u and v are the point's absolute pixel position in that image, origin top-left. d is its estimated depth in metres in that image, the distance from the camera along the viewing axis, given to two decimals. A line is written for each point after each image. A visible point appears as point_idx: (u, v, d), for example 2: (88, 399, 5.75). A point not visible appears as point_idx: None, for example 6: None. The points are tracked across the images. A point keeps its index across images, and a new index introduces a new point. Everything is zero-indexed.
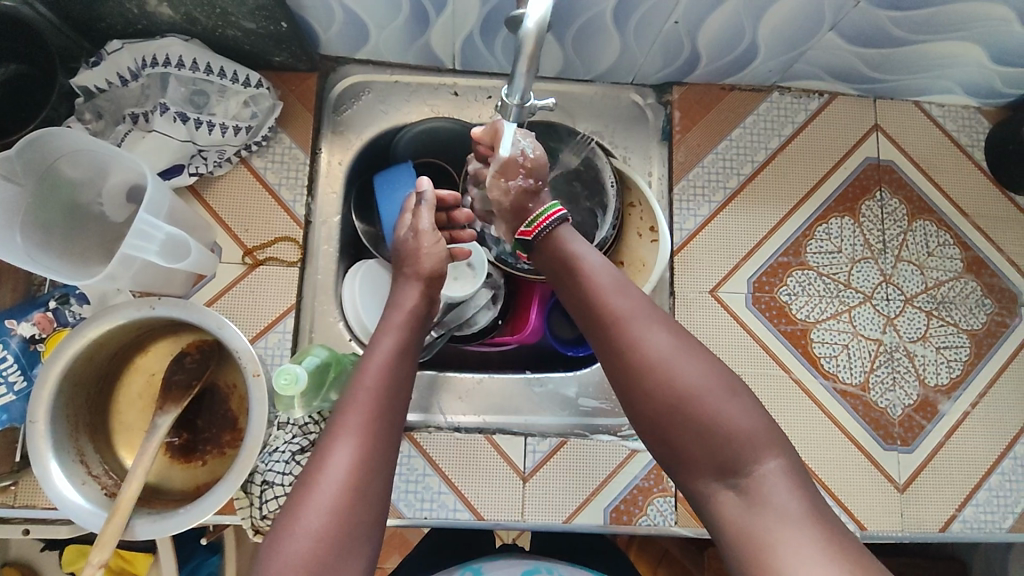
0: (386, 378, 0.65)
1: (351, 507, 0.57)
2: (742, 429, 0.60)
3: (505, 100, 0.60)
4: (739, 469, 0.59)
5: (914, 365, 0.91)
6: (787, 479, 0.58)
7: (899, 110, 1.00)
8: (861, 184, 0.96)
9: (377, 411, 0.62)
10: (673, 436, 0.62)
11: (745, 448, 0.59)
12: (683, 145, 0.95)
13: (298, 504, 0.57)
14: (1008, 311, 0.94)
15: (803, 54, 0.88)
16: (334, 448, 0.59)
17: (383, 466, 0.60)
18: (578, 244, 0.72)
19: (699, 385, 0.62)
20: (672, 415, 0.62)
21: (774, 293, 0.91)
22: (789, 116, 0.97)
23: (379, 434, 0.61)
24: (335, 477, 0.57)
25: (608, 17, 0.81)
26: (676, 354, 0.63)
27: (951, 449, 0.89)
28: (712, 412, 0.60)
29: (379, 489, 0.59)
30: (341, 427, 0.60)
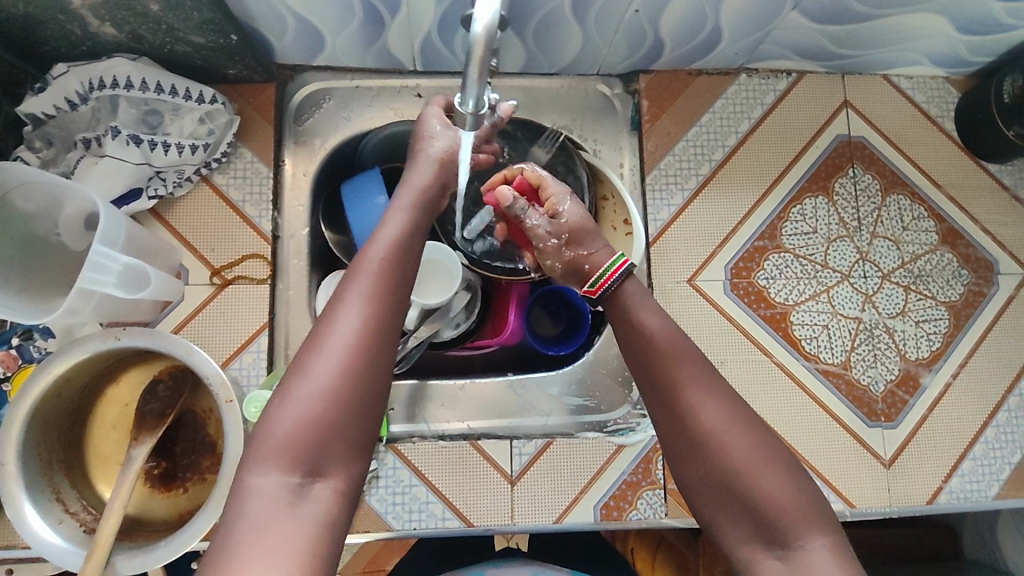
0: (393, 263, 0.63)
1: (345, 391, 0.56)
2: (788, 497, 0.58)
3: (461, 108, 0.58)
4: (783, 538, 0.57)
5: (894, 340, 0.91)
6: (831, 552, 0.56)
7: (868, 84, 0.98)
8: (833, 163, 0.96)
9: (381, 295, 0.61)
10: (716, 495, 0.60)
11: (790, 519, 0.57)
12: (653, 134, 0.94)
13: (303, 366, 0.57)
14: (985, 279, 0.95)
15: (768, 36, 0.87)
16: (334, 324, 0.59)
17: (386, 352, 0.59)
18: (642, 304, 0.70)
19: (749, 449, 0.60)
20: (717, 476, 0.60)
21: (751, 278, 0.91)
22: (757, 98, 0.96)
23: (388, 311, 0.60)
24: (334, 354, 0.57)
25: (567, 10, 0.79)
26: (729, 423, 0.61)
27: (934, 422, 0.90)
28: (757, 474, 0.59)
29: (377, 374, 0.58)
30: (349, 297, 0.60)
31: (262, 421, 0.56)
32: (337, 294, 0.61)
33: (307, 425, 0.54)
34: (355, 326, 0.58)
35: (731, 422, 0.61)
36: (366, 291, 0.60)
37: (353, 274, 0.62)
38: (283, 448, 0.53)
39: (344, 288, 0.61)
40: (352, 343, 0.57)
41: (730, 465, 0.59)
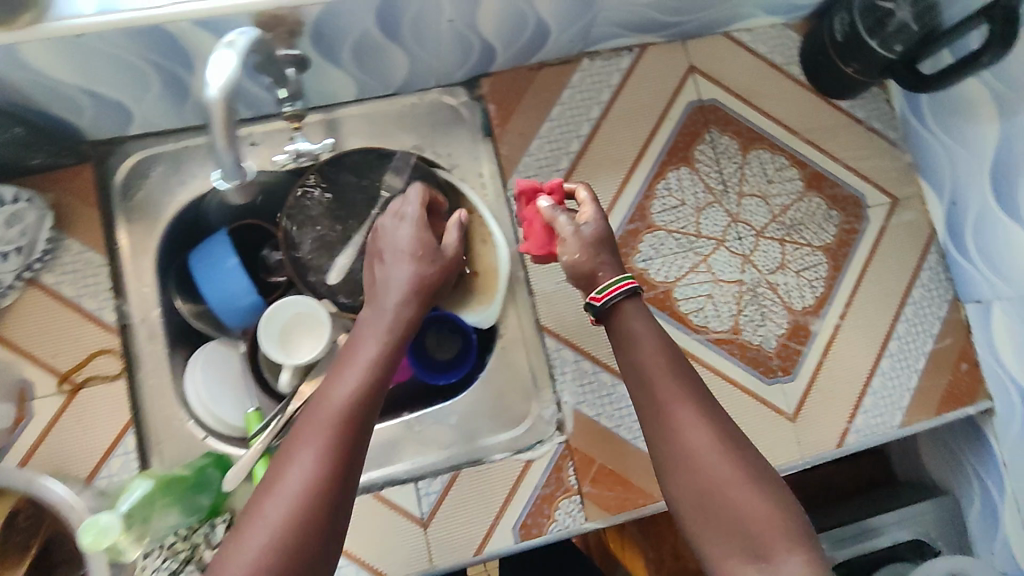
0: (364, 392, 0.60)
1: (306, 532, 0.51)
2: (764, 516, 0.55)
3: (226, 179, 0.64)
4: (764, 552, 0.54)
5: (778, 295, 0.92)
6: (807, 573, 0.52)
7: (710, 45, 0.97)
8: (689, 132, 0.95)
9: (350, 428, 0.57)
10: (698, 513, 0.58)
11: (769, 535, 0.55)
12: (505, 138, 0.91)
13: (268, 491, 0.54)
14: (855, 216, 0.96)
15: (595, 19, 0.85)
16: (295, 458, 0.55)
17: (350, 476, 0.55)
18: (636, 319, 0.68)
19: (730, 467, 0.58)
20: (700, 491, 0.58)
21: (629, 264, 0.91)
22: (603, 81, 0.95)
23: (351, 434, 0.57)
24: (296, 490, 0.53)
25: (379, 32, 0.74)
26: (713, 440, 0.59)
27: (830, 366, 0.91)
28: (735, 493, 0.57)
29: (337, 514, 0.53)
30: (311, 426, 0.57)
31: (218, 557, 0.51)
32: (301, 425, 0.58)
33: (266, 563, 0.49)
34: (317, 461, 0.54)
35: (712, 438, 0.60)
36: (336, 419, 0.57)
37: (321, 395, 0.60)
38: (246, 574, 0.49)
39: (309, 417, 0.58)
40: (320, 478, 0.53)
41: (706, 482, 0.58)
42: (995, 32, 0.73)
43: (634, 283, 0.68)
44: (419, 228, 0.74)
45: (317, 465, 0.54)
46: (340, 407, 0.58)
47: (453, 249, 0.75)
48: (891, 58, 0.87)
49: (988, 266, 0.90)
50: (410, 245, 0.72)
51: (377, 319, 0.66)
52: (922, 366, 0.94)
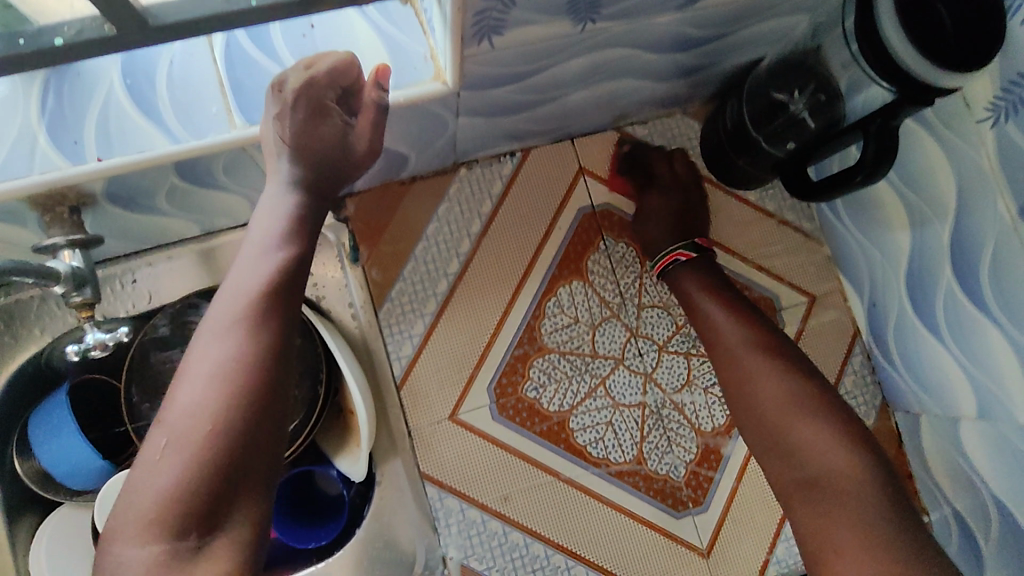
0: (293, 256, 0.56)
1: (213, 428, 0.48)
2: (828, 450, 0.62)
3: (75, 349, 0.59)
4: (816, 475, 0.62)
5: (685, 416, 0.84)
6: (850, 469, 0.61)
7: (602, 142, 0.88)
8: (580, 241, 0.86)
9: (265, 294, 0.53)
10: (773, 454, 0.66)
11: (811, 455, 0.63)
12: (376, 263, 0.83)
13: (168, 406, 0.50)
14: (769, 319, 0.88)
15: (456, 138, 0.76)
16: (202, 347, 0.51)
17: (263, 386, 0.50)
18: (688, 283, 0.80)
19: (800, 419, 0.65)
20: (771, 428, 0.67)
21: (519, 394, 0.82)
22: (484, 190, 0.85)
23: (247, 340, 0.51)
24: (201, 377, 0.49)
25: (185, 184, 0.65)
26: (765, 372, 0.69)
27: (745, 493, 0.83)
28: (790, 422, 0.65)
29: (244, 410, 0.49)
30: (201, 338, 0.52)
31: (126, 486, 0.48)
32: (199, 330, 0.53)
33: (178, 478, 0.46)
34: (232, 341, 0.51)
35: (778, 377, 0.68)
36: (242, 303, 0.53)
37: (212, 308, 0.54)
38: (150, 508, 0.46)
39: (213, 313, 0.53)
40: (224, 366, 0.50)
41: (778, 417, 0.66)
42: (866, 153, 0.63)
43: (683, 253, 0.81)
44: (321, 120, 0.57)
45: (235, 342, 0.51)
46: (249, 287, 0.53)
47: (364, 138, 0.59)
48: (779, 156, 0.78)
49: (909, 379, 0.82)
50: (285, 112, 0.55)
51: (254, 237, 0.57)
52: None
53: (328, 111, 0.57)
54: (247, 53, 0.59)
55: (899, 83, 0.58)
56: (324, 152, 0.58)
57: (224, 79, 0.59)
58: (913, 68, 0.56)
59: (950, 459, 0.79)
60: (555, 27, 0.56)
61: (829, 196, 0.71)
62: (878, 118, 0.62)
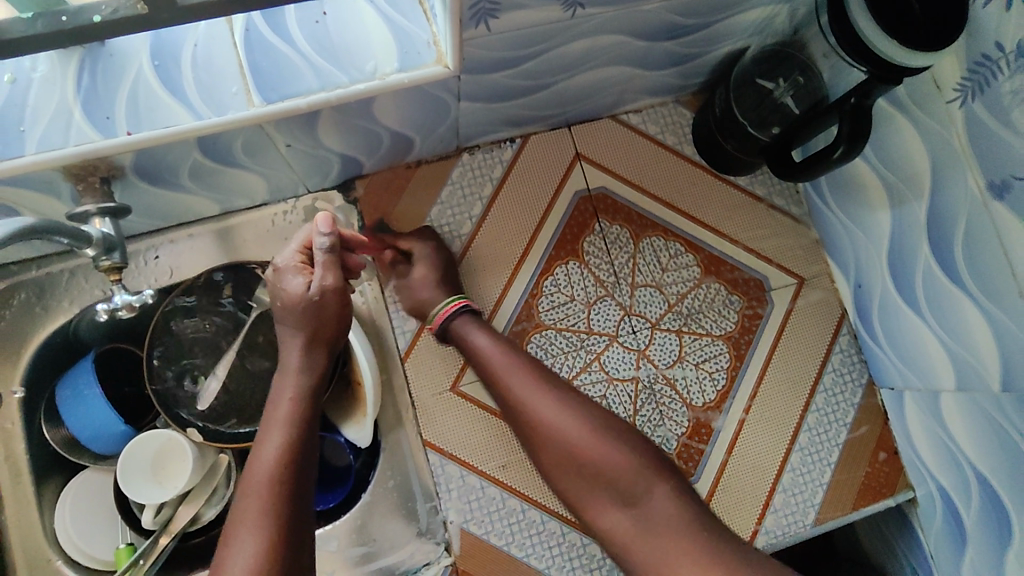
0: (312, 363, 0.72)
1: (277, 518, 0.62)
2: (633, 478, 0.69)
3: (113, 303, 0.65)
4: (630, 498, 0.69)
5: (676, 391, 0.88)
6: (674, 505, 0.68)
7: (597, 130, 0.93)
8: (577, 223, 0.91)
9: (296, 429, 0.68)
10: (575, 475, 0.71)
11: (625, 481, 0.69)
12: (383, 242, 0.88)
13: (234, 531, 0.61)
14: (758, 299, 0.91)
15: (457, 123, 0.81)
16: (256, 455, 0.66)
17: (305, 461, 0.67)
18: (474, 333, 0.79)
19: (619, 454, 0.70)
20: (564, 462, 0.72)
21: None
22: (484, 175, 0.90)
23: (296, 458, 0.66)
24: (263, 474, 0.64)
25: (206, 161, 0.70)
26: (559, 413, 0.73)
27: (735, 464, 0.86)
28: (595, 452, 0.71)
29: (297, 515, 0.64)
30: (255, 471, 0.65)
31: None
32: (251, 470, 0.65)
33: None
34: (277, 453, 0.66)
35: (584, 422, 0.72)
36: (282, 425, 0.68)
37: (265, 429, 0.68)
38: None
39: (261, 438, 0.67)
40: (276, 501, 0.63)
41: (584, 450, 0.71)
42: (842, 132, 0.67)
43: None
44: (294, 280, 0.71)
45: (281, 450, 0.66)
46: (283, 416, 0.68)
47: (322, 287, 0.70)
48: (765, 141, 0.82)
49: (893, 355, 0.85)
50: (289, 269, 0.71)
51: (285, 377, 0.70)
52: (836, 458, 0.88)
53: (305, 271, 0.71)
54: (265, 38, 0.65)
55: (869, 62, 0.62)
56: (297, 307, 0.70)
57: (244, 62, 0.64)
58: (879, 46, 0.60)
59: (933, 433, 0.82)
60: (547, 13, 0.60)
61: (809, 175, 0.74)
62: (852, 98, 0.66)
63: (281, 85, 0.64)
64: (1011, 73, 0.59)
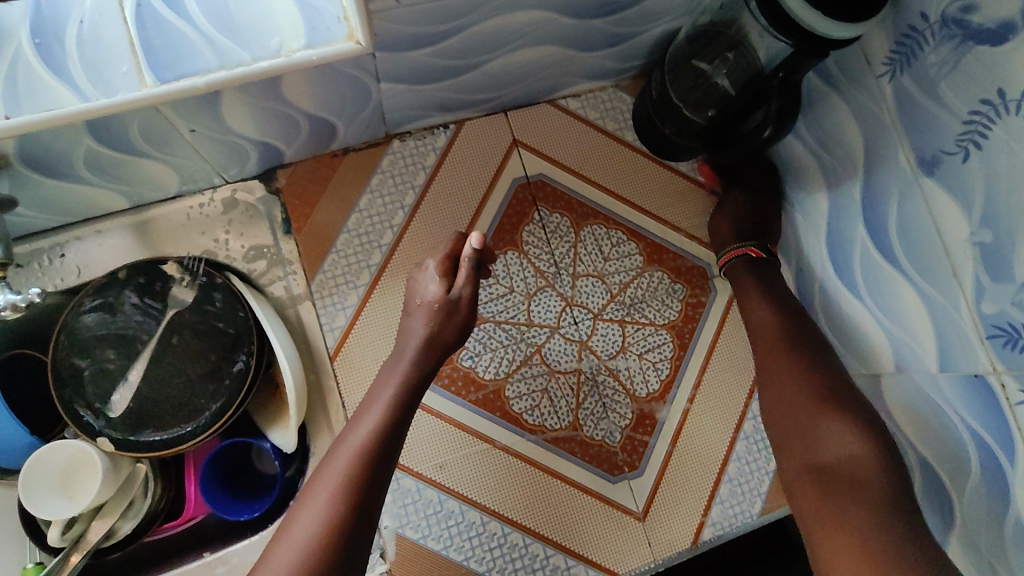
0: (426, 359, 0.69)
1: (354, 484, 0.61)
2: (856, 462, 0.63)
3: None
4: (833, 479, 0.62)
5: (620, 382, 0.85)
6: (873, 471, 0.62)
7: (534, 115, 0.90)
8: (515, 212, 0.87)
9: (399, 407, 0.67)
10: (787, 441, 0.69)
11: (824, 450, 0.65)
12: (309, 235, 0.84)
13: (312, 487, 0.62)
14: (702, 287, 0.89)
15: (382, 107, 0.77)
16: (356, 424, 0.66)
17: (395, 448, 0.65)
18: (750, 286, 0.80)
19: (849, 423, 0.65)
20: (794, 431, 0.68)
21: (454, 363, 0.83)
22: (417, 162, 0.86)
23: (390, 438, 0.65)
24: (354, 443, 0.64)
25: (102, 147, 0.65)
26: (799, 372, 0.71)
27: (681, 456, 0.84)
28: (836, 415, 0.66)
29: (374, 493, 0.62)
30: (341, 440, 0.65)
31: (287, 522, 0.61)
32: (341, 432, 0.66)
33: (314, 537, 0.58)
34: (375, 426, 0.65)
35: (816, 392, 0.68)
36: (384, 403, 0.67)
37: (366, 405, 0.68)
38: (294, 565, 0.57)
39: (363, 411, 0.67)
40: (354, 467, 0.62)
41: (815, 424, 0.67)
42: None
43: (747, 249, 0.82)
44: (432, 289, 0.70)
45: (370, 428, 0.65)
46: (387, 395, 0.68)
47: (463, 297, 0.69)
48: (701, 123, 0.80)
49: (835, 340, 0.84)
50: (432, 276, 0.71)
51: (398, 366, 0.70)
52: None
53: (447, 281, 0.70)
54: (158, 13, 0.60)
55: (797, 35, 0.60)
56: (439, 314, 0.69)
57: (135, 39, 0.59)
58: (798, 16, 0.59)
59: None
60: None
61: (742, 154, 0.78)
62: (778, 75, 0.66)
63: (177, 64, 0.59)
64: (936, 43, 0.59)
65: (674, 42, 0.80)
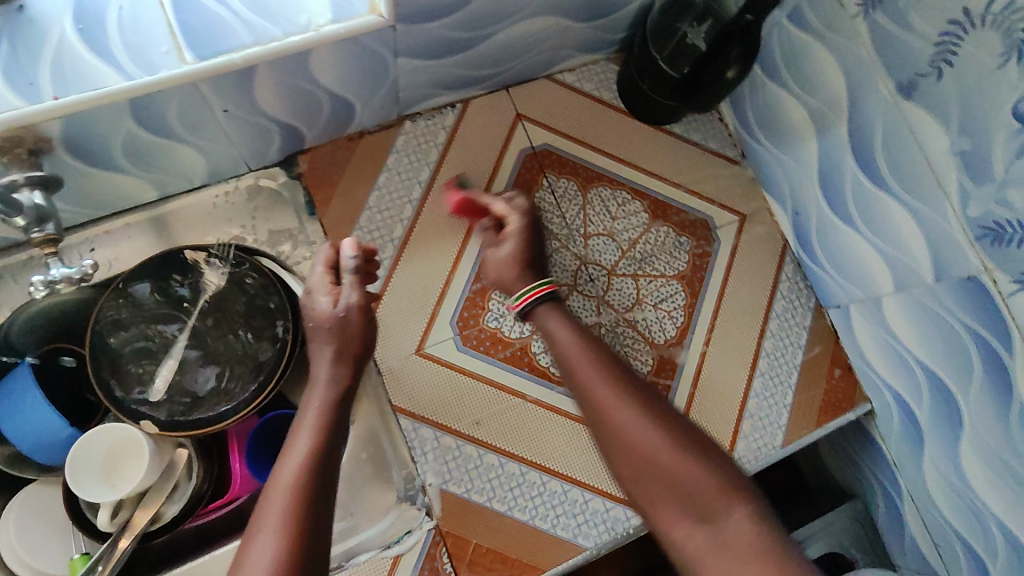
0: (338, 375, 0.68)
1: (295, 525, 0.55)
2: (710, 483, 0.58)
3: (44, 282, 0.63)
4: (711, 511, 0.56)
5: (638, 331, 0.89)
6: (749, 526, 0.55)
7: (534, 91, 0.96)
8: (525, 181, 0.92)
9: (329, 429, 0.63)
10: (651, 491, 0.60)
11: (708, 495, 0.57)
12: (331, 213, 0.87)
13: (253, 535, 0.55)
14: (705, 238, 0.95)
15: (396, 85, 0.81)
16: (284, 460, 0.60)
17: (334, 468, 0.61)
18: (558, 329, 0.73)
19: (698, 465, 0.59)
20: (654, 473, 0.59)
21: (481, 325, 0.86)
22: (429, 140, 0.91)
23: (327, 462, 0.61)
24: (288, 478, 0.58)
25: (140, 131, 0.68)
26: (637, 414, 0.63)
27: (703, 396, 0.88)
28: (679, 465, 0.59)
29: (321, 524, 0.57)
30: (273, 477, 0.59)
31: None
32: (273, 472, 0.60)
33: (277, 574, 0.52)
34: (307, 455, 0.60)
35: (657, 427, 0.61)
36: (311, 431, 0.63)
37: (291, 433, 0.63)
38: None
39: (289, 445, 0.62)
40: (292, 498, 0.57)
41: (666, 460, 0.59)
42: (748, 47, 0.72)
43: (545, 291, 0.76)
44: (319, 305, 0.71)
45: (299, 456, 0.60)
46: (314, 413, 0.64)
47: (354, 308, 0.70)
48: (677, 79, 0.84)
49: (834, 273, 0.90)
50: (321, 290, 0.71)
51: (315, 392, 0.67)
52: (795, 379, 0.92)
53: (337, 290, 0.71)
54: None
55: None
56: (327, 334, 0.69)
57: (173, 21, 0.63)
58: None
59: (883, 341, 0.85)
60: None
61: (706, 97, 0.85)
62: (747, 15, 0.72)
63: (214, 42, 0.63)
64: None
65: (651, 12, 0.86)
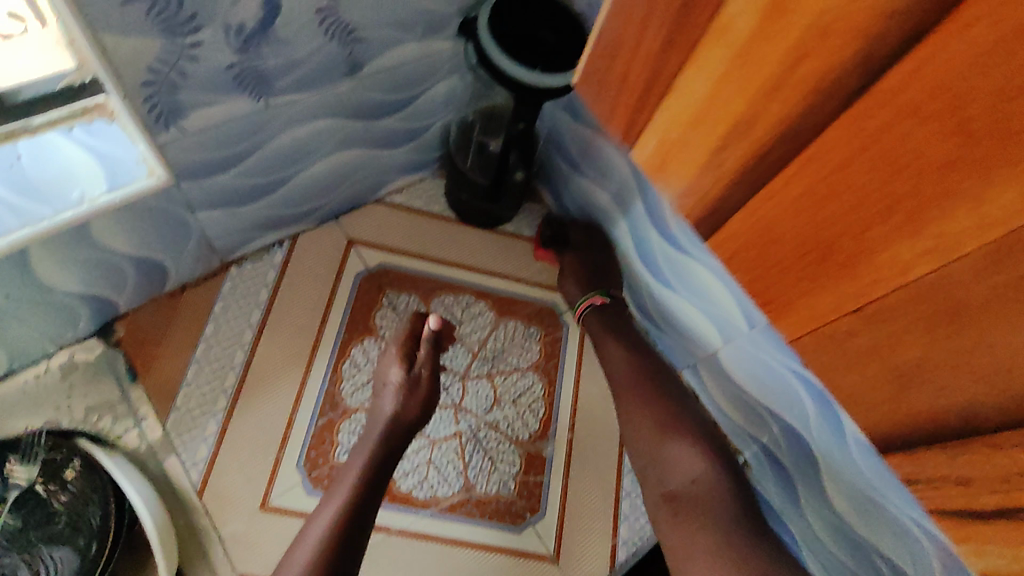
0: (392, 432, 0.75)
1: None
2: (710, 493, 0.72)
3: None
4: (694, 498, 0.72)
5: (500, 432, 0.88)
6: (720, 513, 0.70)
7: (362, 215, 0.97)
8: (363, 303, 0.92)
9: (354, 499, 0.68)
10: (655, 468, 0.76)
11: (704, 481, 0.73)
12: (156, 376, 0.83)
13: None
14: (553, 325, 0.96)
15: (205, 237, 0.81)
16: (308, 532, 0.66)
17: (357, 539, 0.66)
18: (607, 340, 0.88)
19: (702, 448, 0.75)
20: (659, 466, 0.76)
21: (332, 461, 0.82)
22: (258, 282, 0.90)
23: (347, 536, 0.65)
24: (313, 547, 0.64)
25: None
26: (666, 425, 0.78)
27: (576, 486, 0.86)
28: (676, 453, 0.76)
29: None
30: (291, 554, 0.64)
31: None
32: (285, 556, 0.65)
33: None
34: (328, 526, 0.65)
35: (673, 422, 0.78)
36: (338, 503, 0.68)
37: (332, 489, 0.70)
38: None
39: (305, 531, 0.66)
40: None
41: (672, 448, 0.76)
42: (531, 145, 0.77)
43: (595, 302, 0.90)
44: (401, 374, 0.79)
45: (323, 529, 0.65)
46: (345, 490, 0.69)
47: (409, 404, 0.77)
48: (484, 184, 0.91)
49: (676, 336, 0.92)
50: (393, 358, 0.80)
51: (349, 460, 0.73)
52: None
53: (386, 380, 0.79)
54: None
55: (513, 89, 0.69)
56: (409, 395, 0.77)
57: None
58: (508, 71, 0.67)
59: (733, 392, 0.88)
60: (234, 106, 0.65)
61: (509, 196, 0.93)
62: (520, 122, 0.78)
63: None
64: None
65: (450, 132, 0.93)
